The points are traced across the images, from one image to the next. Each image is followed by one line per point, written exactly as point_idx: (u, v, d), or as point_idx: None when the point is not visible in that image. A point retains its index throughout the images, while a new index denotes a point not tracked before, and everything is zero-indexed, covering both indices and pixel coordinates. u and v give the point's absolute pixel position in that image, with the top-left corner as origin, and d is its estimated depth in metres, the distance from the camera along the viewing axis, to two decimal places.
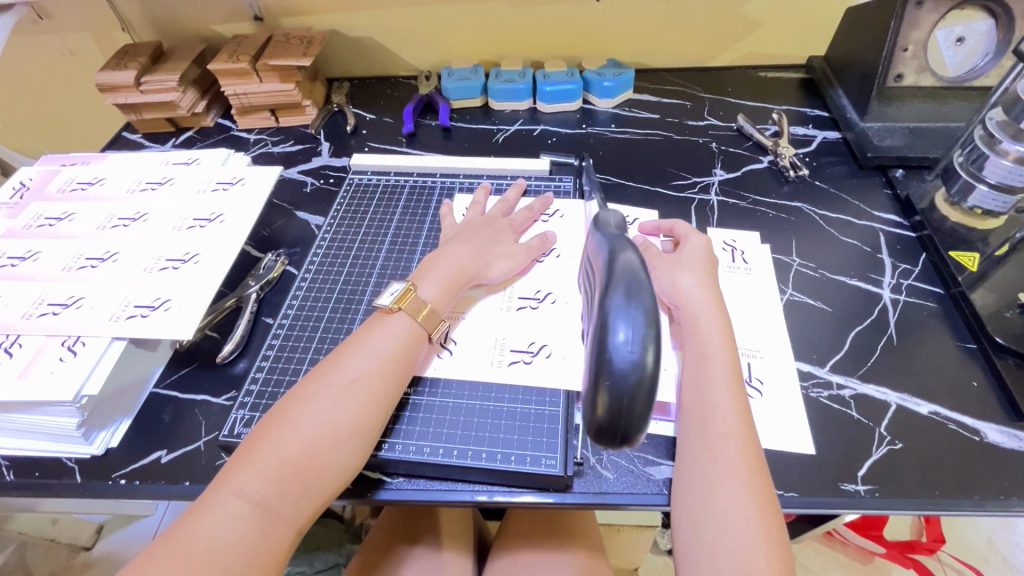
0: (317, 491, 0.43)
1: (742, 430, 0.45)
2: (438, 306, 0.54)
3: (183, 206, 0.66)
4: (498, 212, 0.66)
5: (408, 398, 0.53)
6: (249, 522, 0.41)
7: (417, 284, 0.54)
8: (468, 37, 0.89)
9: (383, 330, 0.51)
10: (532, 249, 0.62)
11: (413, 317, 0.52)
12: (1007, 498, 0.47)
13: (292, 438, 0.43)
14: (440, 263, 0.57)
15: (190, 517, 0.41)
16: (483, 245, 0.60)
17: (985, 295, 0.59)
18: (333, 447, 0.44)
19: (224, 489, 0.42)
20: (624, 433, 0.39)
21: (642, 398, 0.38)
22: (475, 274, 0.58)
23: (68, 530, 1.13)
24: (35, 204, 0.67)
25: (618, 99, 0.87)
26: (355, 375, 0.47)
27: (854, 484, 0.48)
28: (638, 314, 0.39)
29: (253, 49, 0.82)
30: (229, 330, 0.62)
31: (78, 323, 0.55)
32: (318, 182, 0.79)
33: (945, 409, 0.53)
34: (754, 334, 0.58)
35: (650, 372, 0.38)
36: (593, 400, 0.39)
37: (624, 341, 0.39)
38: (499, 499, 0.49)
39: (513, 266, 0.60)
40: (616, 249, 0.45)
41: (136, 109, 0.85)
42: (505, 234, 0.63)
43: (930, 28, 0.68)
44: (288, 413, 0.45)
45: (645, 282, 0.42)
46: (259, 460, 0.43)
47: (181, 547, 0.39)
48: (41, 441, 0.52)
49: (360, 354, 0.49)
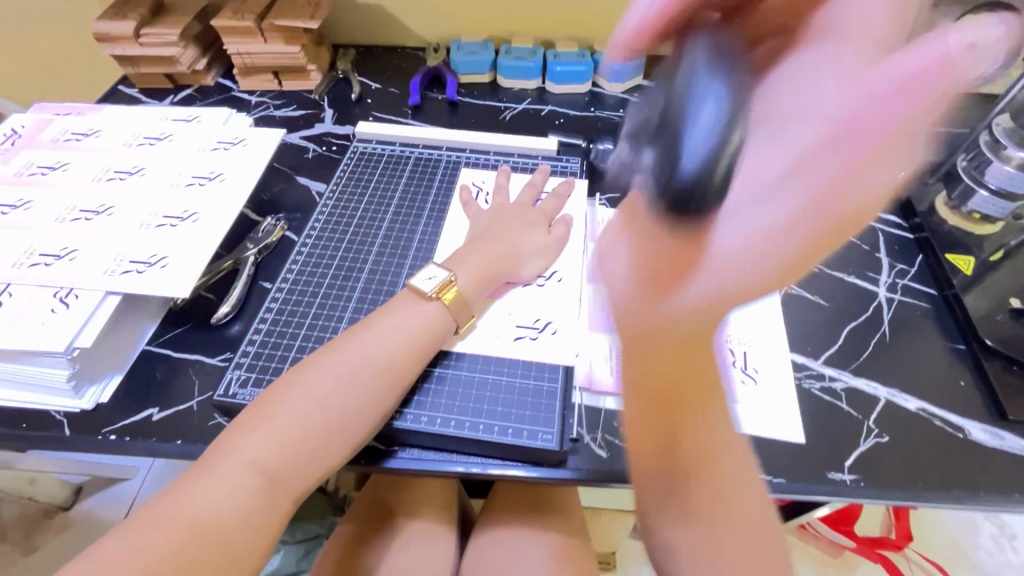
0: (326, 463, 0.44)
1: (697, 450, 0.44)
2: (469, 294, 0.54)
3: (183, 163, 0.65)
4: (526, 199, 0.65)
5: (431, 370, 0.53)
6: (260, 490, 0.41)
7: (454, 271, 0.55)
8: (480, 11, 0.88)
9: (408, 309, 0.51)
10: (559, 238, 0.62)
11: (442, 304, 0.52)
12: (985, 493, 0.49)
13: (310, 413, 0.44)
14: (474, 253, 0.57)
15: (194, 479, 0.41)
16: (512, 236, 0.60)
17: (977, 297, 0.60)
18: (350, 423, 0.45)
19: (236, 453, 0.42)
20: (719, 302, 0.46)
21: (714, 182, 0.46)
22: (510, 269, 0.58)
23: (46, 489, 1.12)
24: (27, 152, 0.65)
25: (628, 84, 0.86)
26: (376, 355, 0.47)
27: (840, 473, 0.49)
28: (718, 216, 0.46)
29: (258, 7, 0.80)
30: (225, 291, 0.61)
31: (72, 275, 0.53)
32: (320, 148, 0.78)
33: (931, 405, 0.54)
34: (752, 325, 0.59)
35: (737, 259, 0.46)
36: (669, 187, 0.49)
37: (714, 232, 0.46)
38: (492, 472, 0.49)
39: (544, 263, 0.61)
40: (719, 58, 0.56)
41: (134, 62, 0.83)
42: (536, 224, 0.62)
43: (943, 31, 0.69)
44: (304, 383, 0.45)
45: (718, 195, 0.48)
46: (273, 427, 0.43)
47: (186, 507, 0.39)
48: (29, 393, 0.52)
49: (381, 332, 0.49)
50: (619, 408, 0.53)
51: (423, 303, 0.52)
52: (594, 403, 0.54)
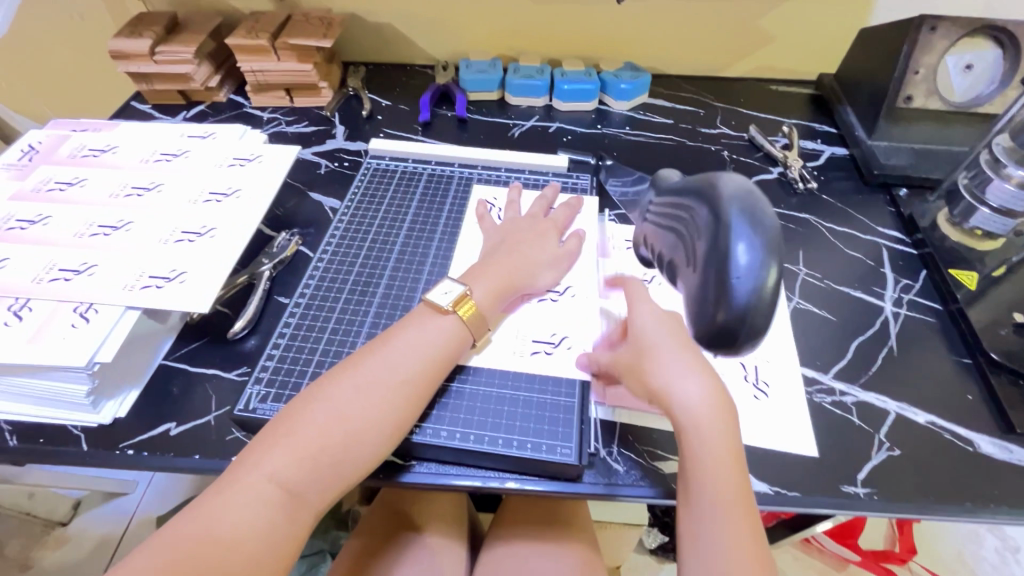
0: (346, 478, 0.44)
1: (730, 463, 0.45)
2: (485, 309, 0.54)
3: (199, 179, 0.66)
4: (538, 212, 0.66)
5: (448, 385, 0.53)
6: (279, 506, 0.41)
7: (470, 286, 0.55)
8: (488, 30, 0.90)
9: (426, 324, 0.51)
10: (570, 252, 0.63)
11: (459, 318, 0.52)
12: (996, 506, 0.49)
13: (329, 428, 0.44)
14: (490, 267, 0.57)
15: (217, 496, 0.41)
16: (527, 251, 0.60)
17: (982, 312, 0.61)
18: (368, 439, 0.45)
19: (257, 468, 0.42)
20: (737, 339, 0.39)
21: (762, 312, 0.38)
22: (524, 283, 0.58)
23: (45, 504, 1.13)
24: (45, 168, 0.66)
25: (633, 102, 0.88)
26: (395, 369, 0.48)
27: (854, 486, 0.50)
28: (759, 237, 0.38)
29: (272, 26, 0.82)
30: (241, 305, 0.62)
31: (91, 290, 0.54)
32: (333, 164, 0.79)
33: (940, 419, 0.55)
34: (762, 339, 0.60)
35: (769, 292, 0.38)
36: (712, 314, 0.40)
37: (743, 260, 0.38)
38: (511, 486, 0.50)
39: (557, 276, 0.61)
40: (754, 208, 0.39)
41: (148, 79, 0.84)
42: (548, 236, 0.63)
43: (942, 53, 0.71)
44: (325, 398, 0.45)
45: (761, 208, 0.40)
46: (294, 442, 0.43)
47: (209, 525, 0.39)
48: (46, 407, 0.52)
49: (400, 346, 0.49)
50: (634, 422, 0.53)
51: (440, 317, 0.52)
52: (608, 417, 0.54)
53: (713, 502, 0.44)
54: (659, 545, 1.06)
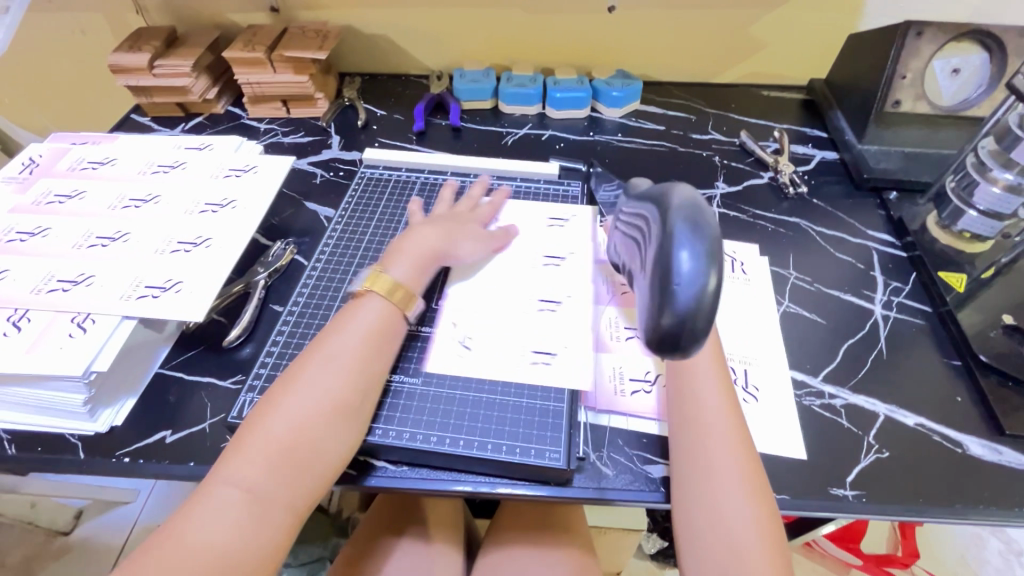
0: (314, 476, 0.44)
1: (735, 431, 0.48)
2: (409, 285, 0.56)
3: (195, 190, 0.67)
4: (467, 200, 0.69)
5: (422, 390, 0.54)
6: (248, 514, 0.41)
7: (388, 266, 0.56)
8: (482, 40, 0.91)
9: (357, 310, 0.52)
10: (501, 237, 0.65)
11: (385, 297, 0.53)
12: (985, 507, 0.49)
13: (282, 430, 0.44)
14: (408, 245, 0.59)
15: (188, 513, 0.41)
16: (453, 229, 0.63)
17: (971, 314, 0.62)
18: (321, 433, 0.45)
19: (218, 482, 0.42)
20: (681, 344, 0.36)
21: (705, 315, 0.36)
22: (441, 253, 0.60)
23: (46, 513, 1.13)
24: (45, 181, 0.67)
25: (625, 109, 0.89)
26: (332, 361, 0.48)
27: (843, 489, 0.50)
28: (704, 239, 0.35)
29: (268, 39, 0.83)
30: (236, 314, 0.62)
31: (89, 301, 0.55)
32: (328, 174, 0.80)
33: (929, 421, 0.55)
34: (751, 342, 0.60)
35: (712, 296, 0.35)
36: (657, 319, 0.37)
37: (687, 262, 0.35)
38: (501, 491, 0.50)
39: (478, 249, 0.64)
40: (697, 214, 0.36)
41: (147, 92, 0.85)
42: (471, 222, 0.65)
43: (929, 58, 0.71)
44: (275, 404, 0.45)
45: (708, 211, 0.37)
46: (249, 449, 0.43)
47: (185, 540, 0.40)
48: (44, 416, 0.53)
49: (338, 338, 0.50)
50: (623, 426, 0.54)
51: (364, 300, 0.53)
52: (598, 422, 0.54)
53: (724, 469, 0.46)
54: (659, 550, 1.06)
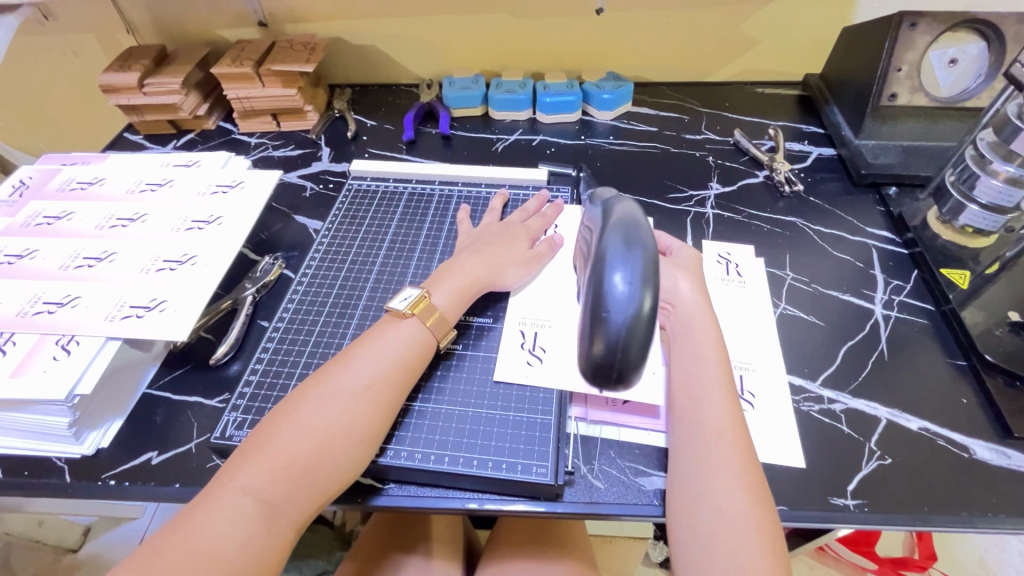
0: (322, 488, 0.43)
1: (737, 434, 0.47)
2: (448, 313, 0.54)
3: (183, 208, 0.67)
4: (515, 220, 0.66)
5: (413, 406, 0.53)
6: (257, 521, 0.40)
7: (430, 291, 0.55)
8: (470, 46, 0.90)
9: (393, 332, 0.51)
10: (541, 254, 0.63)
11: (420, 321, 0.52)
12: (994, 515, 0.47)
13: (302, 439, 0.43)
14: (453, 272, 0.57)
15: (195, 512, 0.40)
16: (496, 252, 0.60)
17: (975, 313, 0.59)
18: (343, 445, 0.44)
19: (231, 484, 0.41)
20: (619, 372, 0.39)
21: (637, 345, 0.39)
22: (488, 282, 0.58)
23: (54, 531, 1.12)
24: (34, 202, 0.68)
25: (616, 111, 0.88)
26: (366, 375, 0.47)
27: (843, 498, 0.48)
28: (636, 259, 0.40)
29: (256, 54, 0.83)
30: (224, 331, 0.62)
31: (74, 322, 0.55)
32: (318, 186, 0.79)
33: (933, 425, 0.53)
34: (746, 346, 0.59)
35: (646, 315, 0.38)
36: (590, 347, 0.39)
37: (621, 283, 0.39)
38: (489, 508, 0.49)
39: (524, 275, 0.61)
40: (632, 237, 0.41)
41: (138, 110, 0.86)
42: (519, 241, 0.63)
43: (924, 50, 0.70)
44: (295, 409, 0.45)
45: (644, 231, 0.42)
46: (265, 455, 0.42)
47: (187, 539, 0.39)
48: (30, 440, 0.52)
49: (373, 351, 0.49)
50: (615, 437, 0.52)
51: (402, 323, 0.52)
52: (589, 433, 0.53)
53: (725, 472, 0.44)
54: None
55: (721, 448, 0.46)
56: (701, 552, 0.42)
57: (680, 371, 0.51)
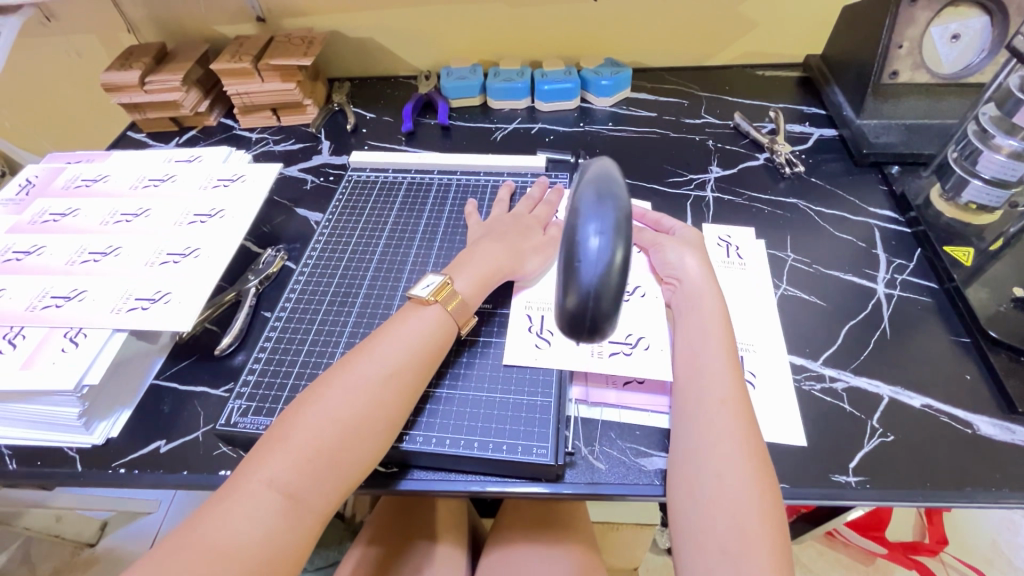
0: (344, 478, 0.43)
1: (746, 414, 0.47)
2: (469, 298, 0.55)
3: (186, 202, 0.68)
4: (522, 208, 0.65)
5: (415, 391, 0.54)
6: (281, 512, 0.41)
7: (452, 277, 0.55)
8: (467, 36, 0.90)
9: (416, 318, 0.52)
10: (555, 240, 0.63)
11: (442, 307, 0.53)
12: (997, 490, 0.47)
13: (323, 428, 0.43)
14: (473, 259, 0.57)
15: (218, 505, 0.41)
16: (514, 241, 0.60)
17: (979, 290, 0.59)
18: (364, 434, 0.45)
19: (254, 476, 0.41)
20: (593, 325, 0.40)
21: (609, 296, 0.39)
22: (509, 269, 0.58)
23: (73, 526, 1.14)
24: (41, 200, 0.69)
25: (615, 98, 0.88)
26: (384, 363, 0.48)
27: (844, 475, 0.48)
28: (609, 214, 0.40)
29: (254, 49, 0.84)
30: (228, 322, 0.63)
31: (81, 315, 0.56)
32: (318, 179, 0.80)
33: (937, 401, 0.53)
34: (747, 327, 0.58)
35: (618, 268, 0.39)
36: (564, 300, 0.41)
37: (594, 238, 0.39)
38: (492, 490, 0.50)
39: (542, 263, 0.61)
40: (605, 190, 0.42)
41: (140, 109, 0.87)
42: (532, 230, 0.62)
43: (925, 26, 0.68)
44: (316, 398, 0.45)
45: (616, 184, 0.43)
46: (287, 445, 0.43)
47: (212, 533, 0.39)
48: (42, 431, 0.53)
49: (390, 341, 0.49)
50: (615, 419, 0.53)
51: (424, 309, 0.52)
52: (590, 415, 0.53)
53: (732, 448, 0.44)
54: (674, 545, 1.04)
55: (727, 424, 0.46)
56: (702, 525, 0.42)
57: (684, 349, 0.51)
